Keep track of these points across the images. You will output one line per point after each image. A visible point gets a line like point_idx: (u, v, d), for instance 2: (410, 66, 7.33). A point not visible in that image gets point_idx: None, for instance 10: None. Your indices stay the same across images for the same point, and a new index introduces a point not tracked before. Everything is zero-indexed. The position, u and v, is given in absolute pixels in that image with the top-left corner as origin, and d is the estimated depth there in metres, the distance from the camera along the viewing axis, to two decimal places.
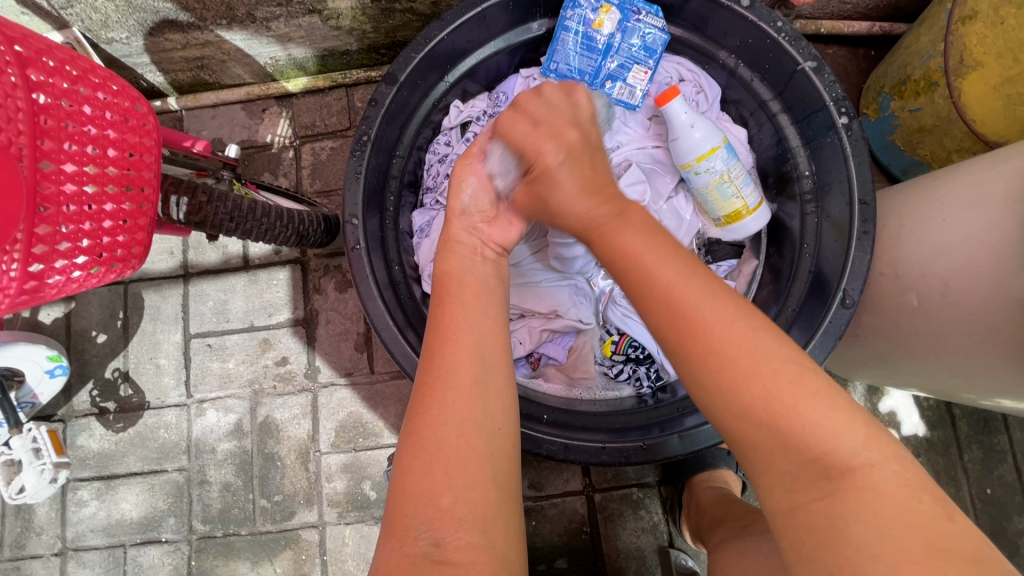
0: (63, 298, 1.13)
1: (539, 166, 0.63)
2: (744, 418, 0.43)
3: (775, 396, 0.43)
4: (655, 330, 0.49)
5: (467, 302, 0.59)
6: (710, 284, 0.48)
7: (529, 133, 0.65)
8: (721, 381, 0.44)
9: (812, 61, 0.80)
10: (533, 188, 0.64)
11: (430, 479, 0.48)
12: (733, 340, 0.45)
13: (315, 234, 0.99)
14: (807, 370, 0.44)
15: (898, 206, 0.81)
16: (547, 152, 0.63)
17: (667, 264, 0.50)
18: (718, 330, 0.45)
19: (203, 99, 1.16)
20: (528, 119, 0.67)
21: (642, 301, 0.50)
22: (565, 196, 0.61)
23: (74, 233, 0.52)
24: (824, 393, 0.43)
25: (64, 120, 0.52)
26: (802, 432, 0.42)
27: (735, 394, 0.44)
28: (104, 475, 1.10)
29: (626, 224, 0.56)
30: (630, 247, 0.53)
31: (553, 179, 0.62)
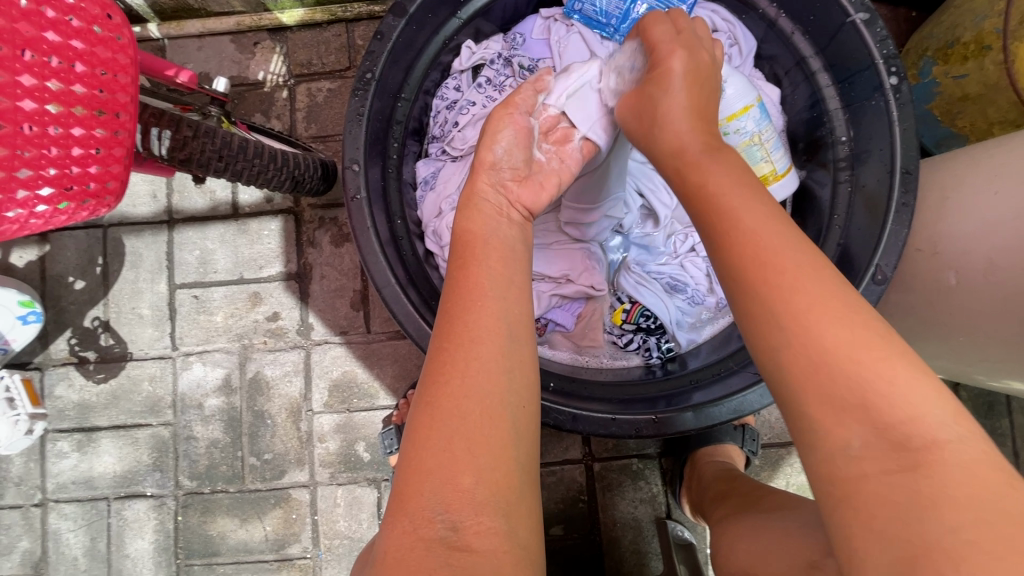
0: (37, 241, 1.06)
1: (662, 68, 0.61)
2: (817, 366, 0.40)
3: (854, 342, 0.40)
4: (727, 271, 0.47)
5: (493, 265, 0.55)
6: (794, 233, 0.47)
7: (671, 36, 0.62)
8: (791, 325, 0.42)
9: (864, 12, 0.73)
10: (647, 88, 0.61)
11: (448, 457, 0.44)
12: (817, 289, 0.42)
13: (312, 180, 0.91)
14: (891, 332, 0.41)
15: (942, 179, 0.76)
16: (677, 56, 0.60)
17: (727, 228, 0.47)
18: (795, 274, 0.43)
19: (187, 28, 1.06)
20: (671, 23, 0.64)
21: (723, 242, 0.47)
22: (668, 111, 0.59)
23: (36, 159, 0.46)
24: (906, 355, 0.40)
25: (19, 22, 0.44)
26: (879, 386, 0.38)
27: (809, 338, 0.41)
28: (84, 428, 1.05)
29: (718, 160, 0.53)
30: (716, 191, 0.50)
31: (665, 91, 0.59)
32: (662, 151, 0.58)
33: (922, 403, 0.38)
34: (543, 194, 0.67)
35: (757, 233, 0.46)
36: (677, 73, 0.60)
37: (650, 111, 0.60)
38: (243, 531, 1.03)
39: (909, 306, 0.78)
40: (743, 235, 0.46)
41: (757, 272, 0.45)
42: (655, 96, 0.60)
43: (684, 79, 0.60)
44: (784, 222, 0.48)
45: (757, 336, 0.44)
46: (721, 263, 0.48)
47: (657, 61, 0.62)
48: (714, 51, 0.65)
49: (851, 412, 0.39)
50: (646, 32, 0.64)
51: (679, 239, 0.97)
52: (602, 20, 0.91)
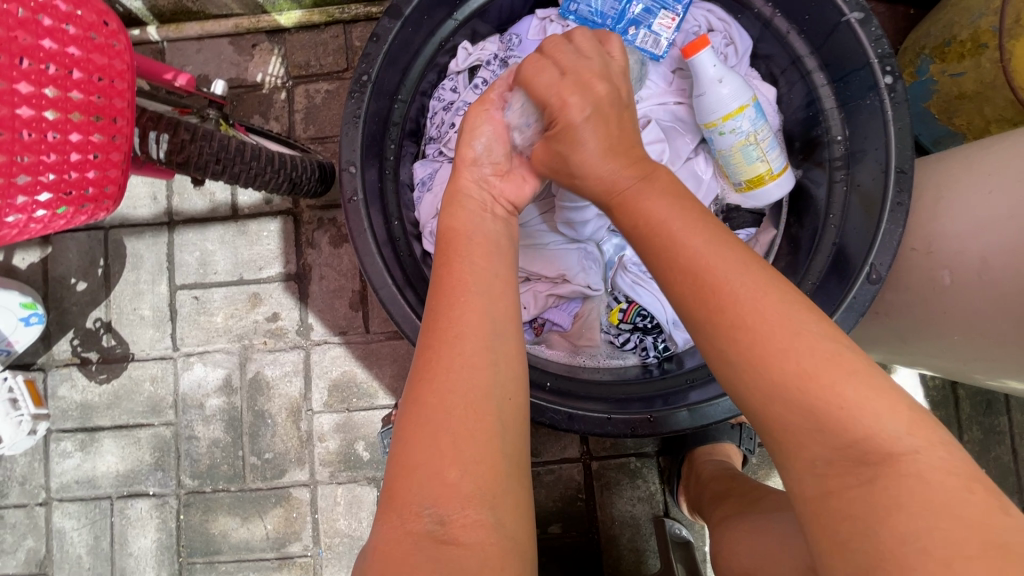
0: (39, 243, 1.07)
1: (561, 122, 0.59)
2: (769, 400, 0.41)
3: (804, 372, 0.40)
4: (678, 304, 0.47)
5: (477, 261, 0.55)
6: (739, 256, 0.46)
7: (554, 84, 0.61)
8: (740, 362, 0.43)
9: (859, 11, 0.73)
10: (554, 145, 0.61)
11: (434, 453, 0.45)
12: (764, 319, 0.42)
13: (309, 181, 0.92)
14: (844, 350, 0.41)
15: (938, 178, 0.76)
16: (573, 106, 0.59)
17: (699, 231, 0.48)
18: (740, 306, 0.43)
19: (186, 30, 1.07)
20: (555, 66, 0.62)
21: (671, 278, 0.48)
22: (588, 156, 0.59)
23: (34, 165, 0.47)
24: (862, 374, 0.40)
25: (16, 30, 0.45)
26: (830, 411, 0.39)
27: (759, 371, 0.42)
28: (87, 428, 1.06)
29: (653, 194, 0.53)
30: (655, 212, 0.51)
31: (575, 138, 0.59)
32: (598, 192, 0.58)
33: (898, 403, 0.39)
34: (527, 187, 0.68)
35: (697, 266, 0.46)
36: (579, 125, 0.59)
37: (570, 158, 0.60)
38: (244, 530, 1.04)
39: (903, 305, 0.78)
40: (686, 269, 0.46)
41: (703, 310, 0.45)
42: (565, 153, 0.60)
43: (589, 125, 0.59)
44: (729, 244, 0.47)
45: (717, 369, 0.45)
46: (672, 295, 0.48)
47: (553, 112, 0.60)
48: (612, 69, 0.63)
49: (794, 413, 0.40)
50: (593, 49, 0.63)
51: None
52: (597, 20, 0.91)
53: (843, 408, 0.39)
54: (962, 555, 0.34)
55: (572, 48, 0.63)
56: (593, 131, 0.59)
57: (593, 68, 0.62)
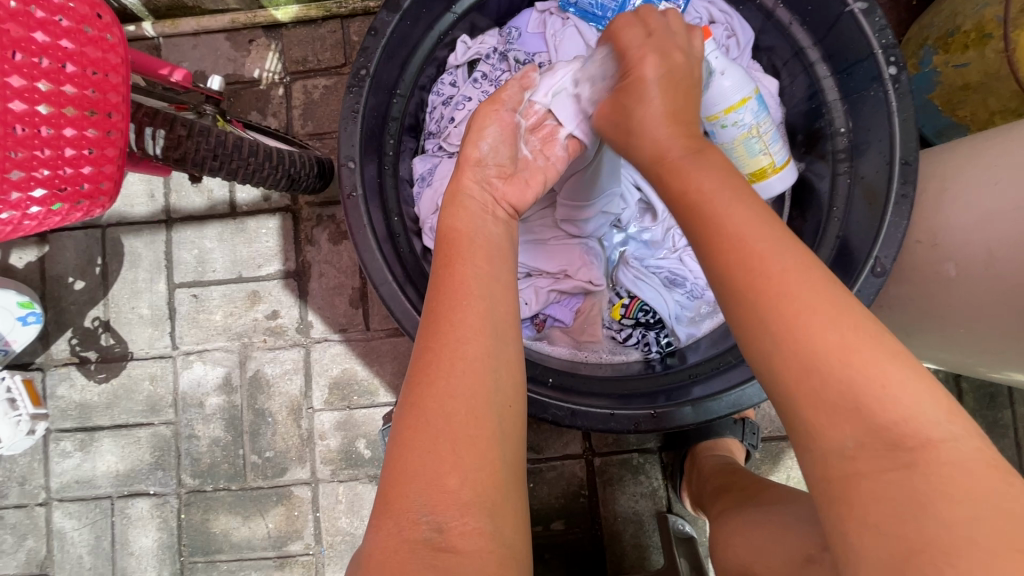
0: (36, 242, 1.06)
1: (635, 74, 0.61)
2: (810, 370, 0.40)
3: (846, 346, 0.39)
4: (714, 275, 0.46)
5: (478, 264, 0.55)
6: (782, 232, 0.46)
7: (640, 41, 0.63)
8: (782, 331, 0.41)
9: (862, 1, 0.73)
10: (623, 100, 0.62)
11: (433, 459, 0.44)
12: (808, 290, 0.42)
13: (308, 178, 0.91)
14: (883, 333, 0.41)
15: (943, 169, 0.75)
16: (648, 62, 0.61)
17: (745, 204, 0.47)
18: (787, 276, 0.42)
19: (182, 26, 1.06)
20: (643, 26, 0.65)
21: (711, 245, 0.46)
22: (650, 115, 0.59)
23: (27, 160, 0.46)
24: (901, 357, 0.39)
25: (6, 22, 0.44)
26: (871, 388, 0.38)
27: (800, 342, 0.40)
28: (86, 427, 1.06)
29: (701, 164, 0.52)
30: (696, 187, 0.50)
31: (643, 93, 0.60)
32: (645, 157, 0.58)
33: (909, 398, 0.38)
34: (529, 190, 0.67)
35: (743, 234, 0.45)
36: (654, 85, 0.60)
37: (633, 113, 0.60)
38: (246, 528, 1.03)
39: (907, 298, 0.77)
40: (731, 236, 0.45)
41: (744, 276, 0.44)
42: (630, 106, 0.61)
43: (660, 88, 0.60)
44: (771, 220, 0.47)
45: (746, 340, 0.44)
46: (708, 264, 0.47)
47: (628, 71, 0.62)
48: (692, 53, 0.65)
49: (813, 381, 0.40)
50: (625, 32, 0.64)
51: (679, 232, 0.96)
52: (597, 13, 0.91)
53: (852, 400, 0.38)
54: (973, 550, 0.33)
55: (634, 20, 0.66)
56: (660, 90, 0.60)
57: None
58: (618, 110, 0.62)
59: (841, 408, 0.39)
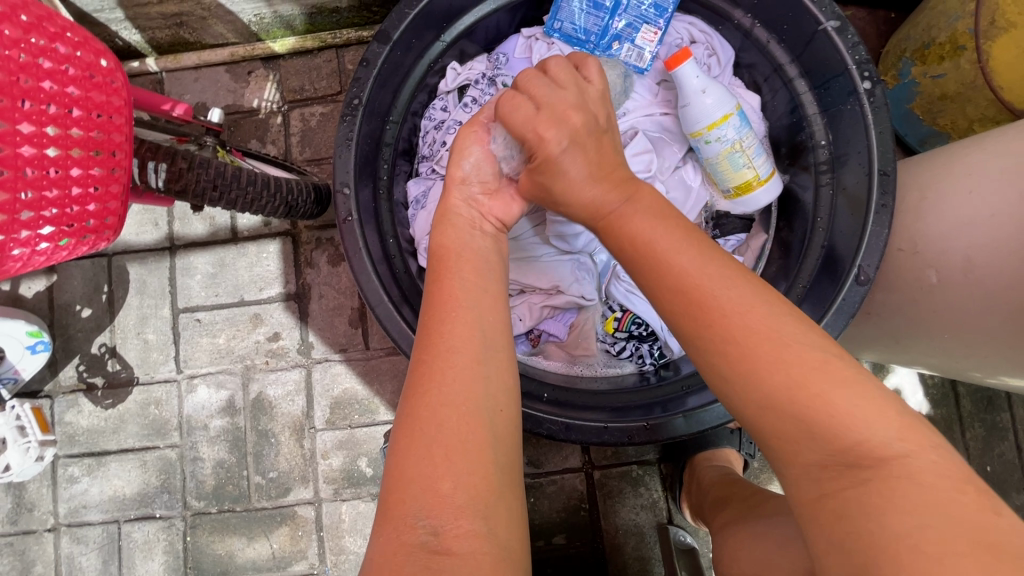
0: (45, 272, 1.09)
1: (542, 153, 0.61)
2: (764, 409, 0.42)
3: (798, 381, 0.41)
4: (668, 316, 0.48)
5: (467, 275, 0.57)
6: (725, 270, 0.47)
7: (531, 116, 0.62)
8: (734, 372, 0.43)
9: (835, 20, 0.75)
10: (536, 175, 0.63)
11: (427, 465, 0.46)
12: (751, 329, 0.43)
13: (305, 204, 0.93)
14: (833, 358, 0.42)
15: (920, 179, 0.77)
16: (550, 140, 0.60)
17: (685, 248, 0.49)
18: (731, 319, 0.44)
19: (184, 61, 1.09)
20: (529, 100, 0.63)
21: (660, 292, 0.49)
22: (572, 181, 0.60)
23: (36, 202, 0.49)
24: (855, 381, 0.41)
25: (18, 74, 0.47)
26: (843, 410, 0.40)
27: (751, 385, 0.42)
28: (94, 452, 1.08)
29: (639, 210, 0.55)
30: (644, 230, 0.52)
31: (557, 168, 0.61)
32: (583, 214, 0.60)
33: (880, 412, 0.40)
34: (515, 206, 0.69)
35: (688, 279, 0.47)
36: (557, 154, 0.60)
37: (552, 187, 0.62)
38: (251, 549, 1.04)
39: (894, 304, 0.79)
40: (676, 283, 0.47)
41: (692, 322, 0.46)
42: (546, 182, 0.62)
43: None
44: (714, 258, 0.48)
45: (710, 378, 0.46)
46: (661, 305, 0.49)
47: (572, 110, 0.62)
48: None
49: (761, 388, 0.42)
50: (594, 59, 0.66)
51: None
52: (581, 37, 0.94)
53: (824, 401, 0.40)
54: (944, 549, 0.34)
55: (553, 72, 0.66)
56: (573, 158, 0.60)
57: (534, 121, 0.62)
58: (537, 184, 0.64)
59: (807, 411, 0.40)
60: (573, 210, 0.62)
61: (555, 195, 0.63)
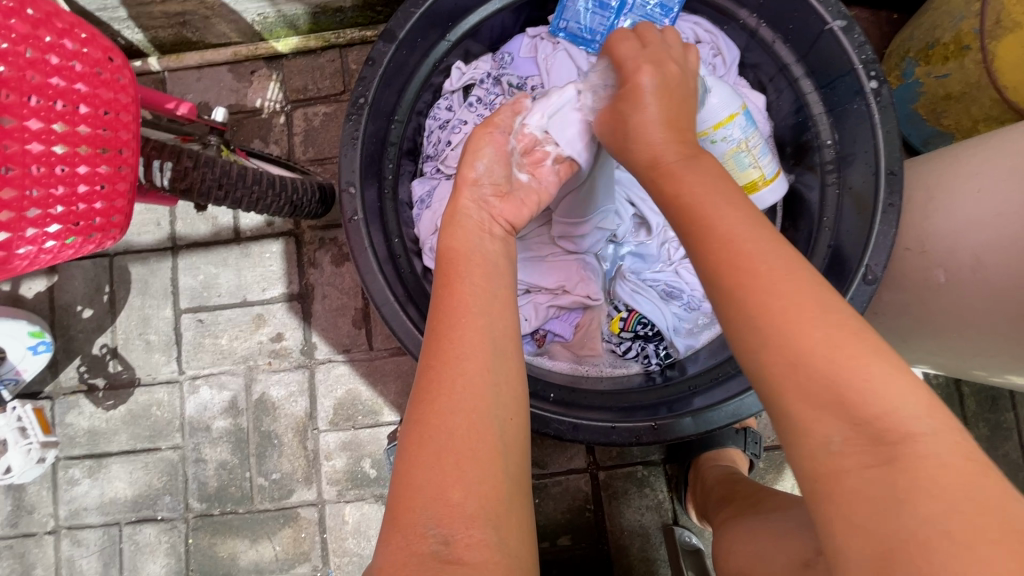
0: (45, 272, 1.08)
1: (631, 82, 0.61)
2: (795, 365, 0.41)
3: (832, 341, 0.41)
4: (703, 274, 0.47)
5: (476, 281, 0.57)
6: (771, 232, 0.47)
7: (635, 52, 0.64)
8: (770, 326, 0.42)
9: (841, 19, 0.75)
10: (618, 105, 0.62)
11: (437, 474, 0.45)
12: (796, 284, 0.43)
13: (309, 204, 0.93)
14: (868, 329, 0.42)
15: (926, 178, 0.77)
16: (645, 71, 0.61)
17: (738, 206, 0.49)
18: (775, 275, 0.44)
19: (186, 60, 1.09)
20: (637, 38, 0.66)
21: (701, 245, 0.47)
22: (645, 121, 0.59)
23: (44, 199, 0.49)
24: (884, 353, 0.41)
25: (26, 70, 0.47)
26: (860, 410, 0.39)
27: (787, 338, 0.41)
28: (95, 454, 1.07)
29: (694, 167, 0.54)
30: (695, 182, 0.52)
31: (638, 102, 0.60)
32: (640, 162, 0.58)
33: (893, 408, 0.39)
34: (525, 211, 0.69)
35: (734, 235, 0.46)
36: (645, 88, 0.60)
37: (628, 119, 0.60)
38: (253, 552, 1.04)
39: (901, 304, 0.78)
40: (721, 237, 0.46)
41: (733, 274, 0.45)
42: (625, 112, 0.61)
43: (638, 111, 0.59)
44: (761, 220, 0.48)
45: (737, 337, 0.44)
46: (697, 263, 0.48)
47: (627, 74, 0.63)
48: (674, 72, 0.63)
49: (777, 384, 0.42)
50: (623, 42, 0.66)
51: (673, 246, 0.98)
52: (586, 37, 0.93)
53: (837, 399, 0.39)
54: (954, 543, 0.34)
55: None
56: (654, 99, 0.60)
57: (636, 57, 0.63)
58: (615, 117, 0.62)
59: (817, 404, 0.40)
60: (632, 153, 0.59)
61: (625, 128, 0.60)
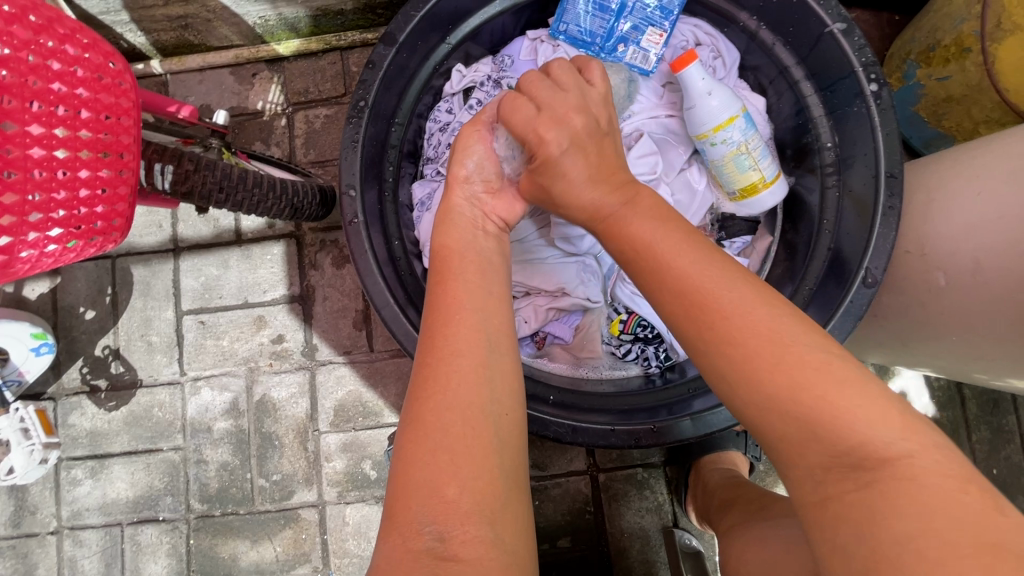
0: (48, 274, 1.09)
1: (541, 156, 0.62)
2: (766, 411, 0.42)
3: (795, 383, 0.41)
4: (672, 322, 0.49)
5: (470, 279, 0.57)
6: (728, 271, 0.48)
7: (531, 120, 0.63)
8: (737, 375, 0.43)
9: (841, 22, 0.75)
10: (536, 178, 0.64)
11: (433, 471, 0.46)
12: (751, 330, 0.44)
13: (310, 207, 0.94)
14: (834, 359, 0.42)
15: (927, 181, 0.77)
16: (550, 142, 0.62)
17: (685, 253, 0.49)
18: (731, 322, 0.44)
19: (189, 63, 1.10)
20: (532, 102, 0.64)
21: (664, 297, 0.49)
22: (573, 185, 0.61)
23: (45, 203, 0.49)
24: (852, 381, 0.41)
25: (28, 76, 0.48)
26: (857, 414, 0.39)
27: (754, 382, 0.42)
28: (97, 455, 1.07)
29: (636, 216, 0.56)
30: (640, 235, 0.53)
31: (558, 169, 0.62)
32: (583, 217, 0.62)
33: (888, 412, 0.39)
34: (518, 202, 0.70)
35: (690, 285, 0.47)
36: (558, 156, 0.61)
37: (555, 187, 0.63)
38: (254, 552, 1.04)
39: (901, 306, 0.78)
40: (678, 288, 0.48)
41: (697, 327, 0.46)
42: (548, 184, 0.64)
43: (569, 156, 0.61)
44: (717, 260, 0.49)
45: (716, 384, 0.46)
46: (666, 311, 0.49)
47: (533, 147, 0.63)
48: None
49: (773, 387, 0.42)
50: (517, 110, 0.64)
51: None
52: (586, 39, 0.93)
53: (832, 403, 0.39)
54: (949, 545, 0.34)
55: (561, 72, 0.66)
56: (574, 160, 0.61)
57: (536, 125, 0.63)
58: (537, 187, 0.65)
59: (812, 406, 0.40)
60: (573, 213, 0.63)
61: (556, 195, 0.64)
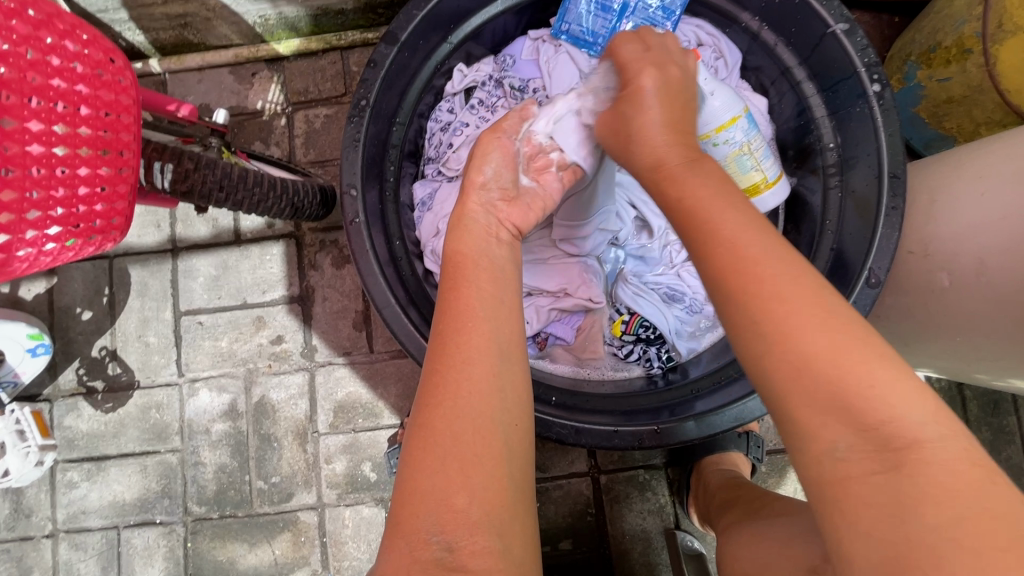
0: (45, 275, 1.08)
1: (632, 85, 0.62)
2: (800, 371, 0.40)
3: (836, 349, 0.40)
4: (705, 275, 0.47)
5: (484, 287, 0.56)
6: (773, 237, 0.47)
7: (639, 54, 0.65)
8: (777, 332, 0.41)
9: (844, 22, 0.75)
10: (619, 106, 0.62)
11: (441, 479, 0.45)
12: (796, 293, 0.43)
13: (310, 207, 0.93)
14: (871, 335, 0.41)
15: (930, 181, 0.77)
16: (647, 75, 0.62)
17: (735, 214, 0.48)
18: (778, 282, 0.43)
19: (187, 62, 1.09)
20: (642, 42, 0.67)
21: (704, 248, 0.47)
22: (646, 125, 0.59)
23: (44, 201, 0.48)
24: (887, 360, 0.40)
25: (27, 71, 0.47)
26: (870, 421, 0.38)
27: (789, 344, 0.41)
28: (93, 457, 1.06)
29: (697, 171, 0.53)
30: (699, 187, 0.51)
31: (642, 104, 0.60)
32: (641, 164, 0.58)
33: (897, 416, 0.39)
34: (532, 214, 0.68)
35: (738, 241, 0.46)
36: (647, 92, 0.61)
37: (631, 121, 0.60)
38: (252, 556, 1.03)
39: (905, 307, 0.78)
40: (725, 241, 0.46)
41: (738, 279, 0.44)
42: (629, 115, 0.60)
43: (655, 96, 0.60)
44: (763, 227, 0.48)
45: (739, 338, 0.44)
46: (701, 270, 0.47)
47: (628, 78, 0.63)
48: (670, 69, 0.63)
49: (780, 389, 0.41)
50: (627, 44, 0.67)
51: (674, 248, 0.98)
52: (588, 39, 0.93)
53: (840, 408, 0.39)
54: (963, 551, 0.33)
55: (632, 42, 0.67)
56: (658, 101, 0.60)
57: (640, 59, 0.64)
58: (615, 119, 0.62)
59: (819, 405, 0.39)
60: (634, 159, 0.59)
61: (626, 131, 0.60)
